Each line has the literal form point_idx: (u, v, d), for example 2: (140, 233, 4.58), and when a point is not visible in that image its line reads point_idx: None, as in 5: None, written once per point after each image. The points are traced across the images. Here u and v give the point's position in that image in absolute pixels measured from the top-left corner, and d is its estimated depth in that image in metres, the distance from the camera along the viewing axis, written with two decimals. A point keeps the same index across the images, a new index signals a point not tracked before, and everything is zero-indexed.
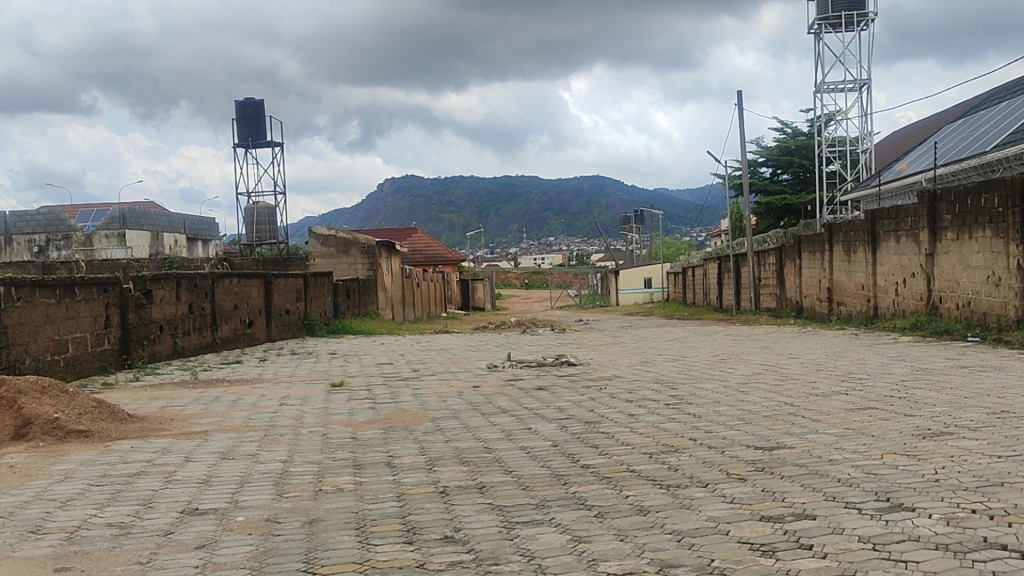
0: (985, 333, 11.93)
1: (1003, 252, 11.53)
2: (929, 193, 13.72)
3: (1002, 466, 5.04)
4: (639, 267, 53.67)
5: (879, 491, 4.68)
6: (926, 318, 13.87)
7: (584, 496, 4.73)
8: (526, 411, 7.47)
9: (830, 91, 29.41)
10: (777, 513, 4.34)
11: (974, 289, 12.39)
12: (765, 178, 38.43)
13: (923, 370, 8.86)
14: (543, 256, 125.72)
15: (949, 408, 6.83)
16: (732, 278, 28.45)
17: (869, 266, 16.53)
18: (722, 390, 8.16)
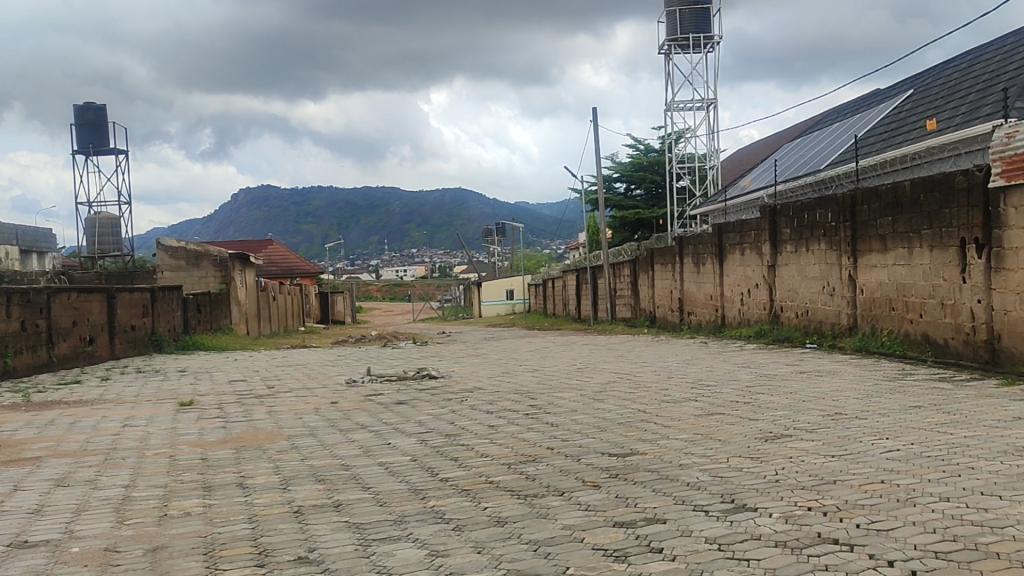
0: (821, 340, 12.74)
1: (836, 264, 12.34)
2: (769, 207, 14.45)
3: (836, 466, 5.49)
4: (500, 280, 54.20)
5: (725, 493, 4.92)
6: (769, 327, 14.65)
7: (442, 510, 4.72)
8: (385, 426, 7.38)
9: (679, 110, 30.60)
10: (629, 518, 4.47)
11: (811, 298, 13.17)
12: (619, 193, 39.70)
13: (765, 376, 9.36)
14: (406, 268, 125.18)
15: (788, 411, 7.23)
16: (590, 289, 29.21)
17: (717, 277, 17.27)
18: (580, 399, 8.34)
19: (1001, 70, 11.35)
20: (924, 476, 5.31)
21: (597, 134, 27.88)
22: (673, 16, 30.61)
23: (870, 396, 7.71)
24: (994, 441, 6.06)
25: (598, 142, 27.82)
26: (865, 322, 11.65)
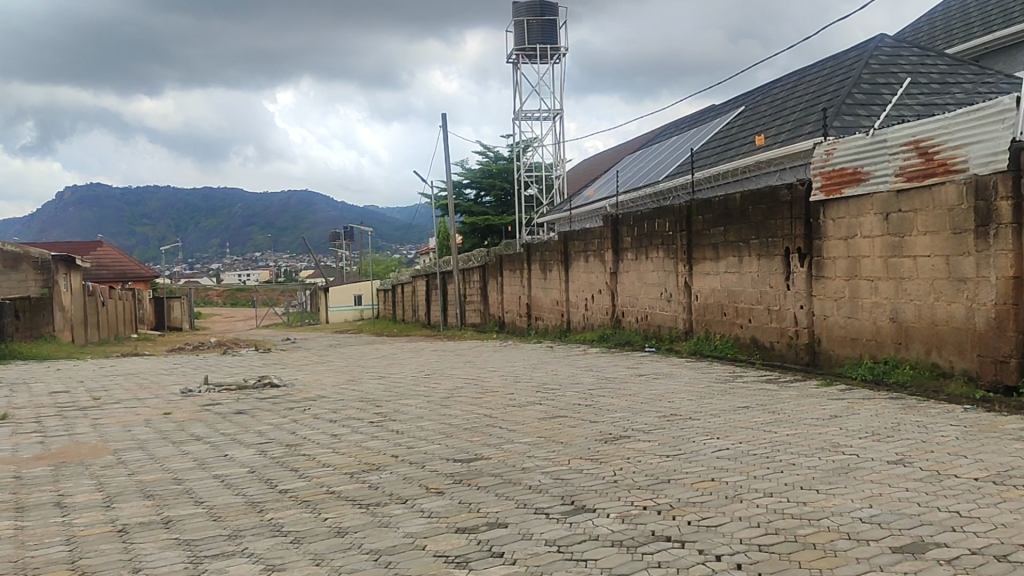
0: (660, 344, 13.28)
1: (673, 271, 12.87)
2: (612, 216, 14.92)
3: (670, 465, 5.73)
4: (348, 285, 53.42)
5: (565, 495, 5.03)
6: (611, 331, 15.12)
7: (280, 522, 4.58)
8: (222, 437, 7.09)
9: (527, 119, 31.12)
10: (471, 524, 4.48)
11: (650, 304, 13.69)
12: (468, 199, 39.99)
13: (607, 379, 9.65)
14: (251, 272, 121.21)
15: (627, 413, 7.48)
16: (439, 294, 29.24)
17: (562, 283, 17.67)
18: (426, 405, 8.31)
19: (820, 92, 12.21)
20: (751, 473, 5.62)
21: (446, 140, 27.89)
22: (520, 26, 31.13)
23: (703, 397, 8.09)
24: (813, 438, 6.49)
25: (447, 148, 27.85)
26: (699, 327, 12.23)
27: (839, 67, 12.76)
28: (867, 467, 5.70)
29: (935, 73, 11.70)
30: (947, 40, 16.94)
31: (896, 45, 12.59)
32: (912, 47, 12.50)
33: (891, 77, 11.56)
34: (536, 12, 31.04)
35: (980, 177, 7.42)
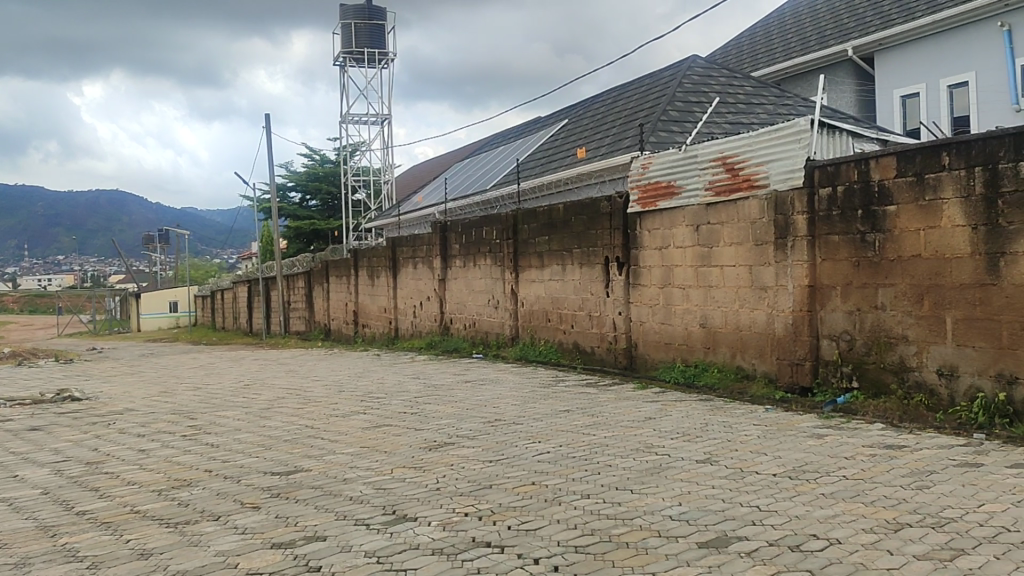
0: (487, 350, 13.43)
1: (499, 278, 13.05)
2: (440, 223, 14.95)
3: (492, 470, 5.78)
4: (164, 291, 50.72)
5: (387, 504, 4.96)
6: (439, 338, 15.14)
7: (77, 548, 4.25)
8: (11, 457, 6.50)
9: (354, 123, 30.69)
10: (288, 538, 4.34)
11: (478, 311, 13.82)
12: (293, 203, 38.97)
13: (433, 386, 9.64)
14: (56, 276, 112.75)
15: (452, 420, 7.49)
16: (263, 301, 28.27)
17: (390, 290, 17.53)
18: (243, 417, 7.99)
19: (638, 108, 12.77)
20: (570, 475, 5.76)
21: (269, 141, 27.03)
22: (347, 29, 30.70)
23: (527, 402, 8.23)
24: (629, 439, 6.74)
25: (271, 151, 26.99)
26: (525, 333, 12.47)
27: (654, 85, 13.41)
28: (678, 467, 5.98)
29: (741, 94, 12.51)
30: (754, 64, 18.18)
31: (707, 66, 13.37)
32: (722, 69, 13.31)
33: (701, 95, 12.25)
34: (364, 15, 30.64)
35: (779, 193, 7.99)
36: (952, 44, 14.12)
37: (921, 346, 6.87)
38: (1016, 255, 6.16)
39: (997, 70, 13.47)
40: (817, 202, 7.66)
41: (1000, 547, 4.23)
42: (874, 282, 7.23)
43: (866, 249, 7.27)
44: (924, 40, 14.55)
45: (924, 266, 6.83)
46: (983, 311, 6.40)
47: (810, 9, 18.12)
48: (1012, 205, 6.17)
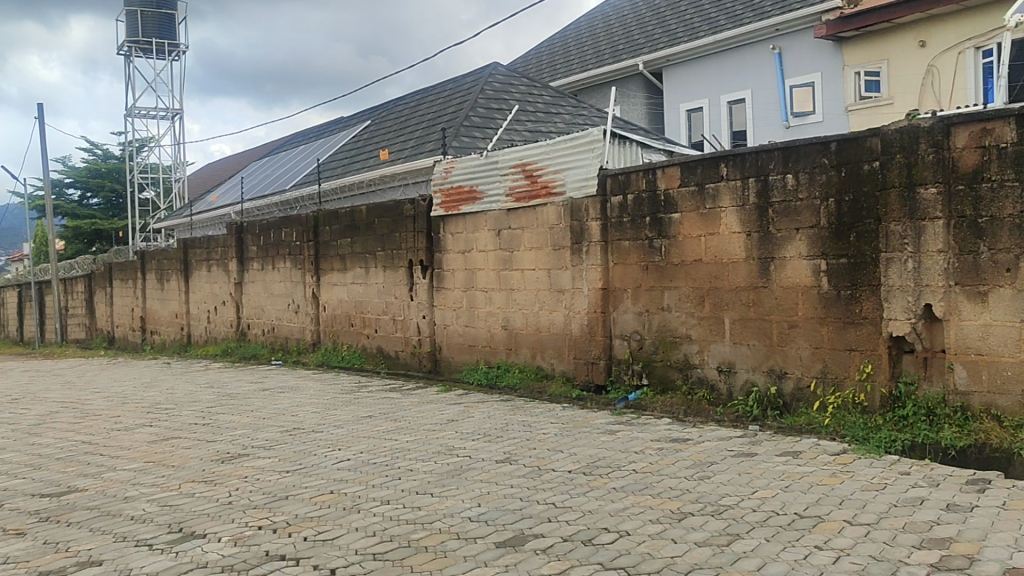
0: (287, 356, 13.02)
1: (300, 282, 12.69)
2: (236, 224, 14.34)
3: (289, 480, 5.59)
4: None
5: (173, 522, 4.67)
6: (236, 344, 14.52)
7: None
8: None
9: (141, 117, 28.87)
10: (58, 566, 3.98)
11: (277, 315, 13.37)
12: (72, 201, 36.10)
13: (228, 395, 9.21)
14: None
15: (247, 430, 7.18)
16: (35, 307, 25.94)
17: (182, 294, 16.60)
18: (8, 435, 7.26)
19: (440, 112, 12.83)
20: (369, 482, 5.67)
21: (43, 133, 24.87)
22: (133, 16, 28.83)
23: (327, 409, 8.04)
24: (430, 443, 6.73)
25: (44, 144, 24.82)
26: (327, 337, 12.21)
27: (457, 90, 13.54)
28: (478, 468, 6.04)
29: (540, 102, 12.88)
30: (552, 73, 18.77)
31: (508, 74, 13.65)
32: (522, 77, 13.63)
33: (502, 102, 12.50)
34: (151, 3, 28.86)
35: (574, 200, 8.28)
36: (731, 63, 15.22)
37: (703, 345, 7.35)
38: (783, 260, 6.72)
39: (769, 89, 14.67)
40: (610, 209, 8.01)
41: (769, 530, 4.58)
42: (661, 285, 7.65)
43: (654, 254, 7.68)
44: (706, 58, 15.59)
45: (703, 270, 7.31)
46: (755, 311, 6.94)
47: (604, 23, 18.95)
48: (779, 214, 6.72)
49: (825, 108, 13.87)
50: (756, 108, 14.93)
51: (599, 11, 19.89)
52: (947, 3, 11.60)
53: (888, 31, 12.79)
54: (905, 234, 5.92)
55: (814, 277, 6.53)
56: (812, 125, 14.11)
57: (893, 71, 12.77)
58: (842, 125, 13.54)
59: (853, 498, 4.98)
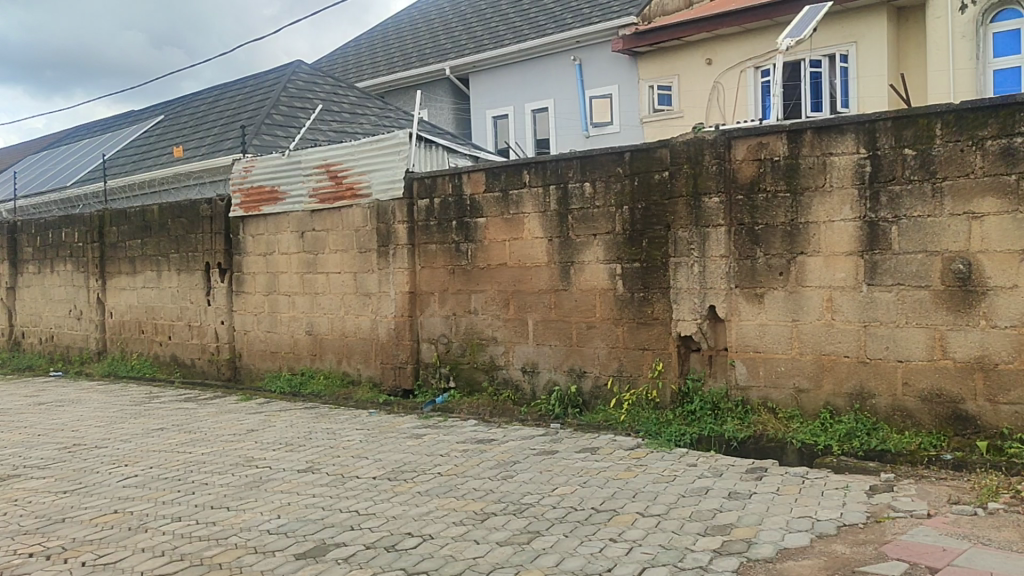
0: (68, 367, 12.04)
1: (83, 286, 11.77)
2: (7, 223, 13.10)
3: (67, 502, 5.16)
4: None
5: None
6: (8, 355, 13.26)
7: None
8: None
9: None
10: None
11: (56, 323, 12.34)
12: None
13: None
14: None
15: (20, 449, 6.57)
16: None
17: None
18: None
19: (240, 109, 12.32)
20: (158, 499, 5.34)
21: None
22: None
23: (113, 422, 7.50)
24: (227, 454, 6.43)
25: None
26: (113, 346, 11.41)
27: (258, 87, 13.06)
28: (278, 479, 5.83)
29: (346, 103, 12.67)
30: (359, 74, 18.52)
31: (312, 73, 13.31)
32: (327, 77, 13.34)
33: (306, 101, 12.17)
34: None
35: (380, 202, 8.19)
36: (534, 72, 15.63)
37: (508, 347, 7.48)
38: (582, 264, 6.96)
39: (570, 99, 15.20)
40: (416, 213, 7.99)
41: (568, 525, 4.71)
42: (466, 288, 7.72)
43: (460, 257, 7.74)
44: (511, 66, 15.92)
45: (507, 273, 7.44)
46: (556, 313, 7.14)
47: (411, 27, 18.92)
48: (578, 219, 6.96)
49: (622, 120, 14.56)
50: (558, 117, 15.43)
51: (406, 14, 19.85)
52: (730, 25, 12.49)
53: (676, 49, 13.59)
54: (692, 240, 6.27)
55: (610, 280, 6.81)
56: (610, 135, 14.74)
57: (682, 86, 13.60)
58: (638, 136, 14.26)
59: (646, 491, 5.22)
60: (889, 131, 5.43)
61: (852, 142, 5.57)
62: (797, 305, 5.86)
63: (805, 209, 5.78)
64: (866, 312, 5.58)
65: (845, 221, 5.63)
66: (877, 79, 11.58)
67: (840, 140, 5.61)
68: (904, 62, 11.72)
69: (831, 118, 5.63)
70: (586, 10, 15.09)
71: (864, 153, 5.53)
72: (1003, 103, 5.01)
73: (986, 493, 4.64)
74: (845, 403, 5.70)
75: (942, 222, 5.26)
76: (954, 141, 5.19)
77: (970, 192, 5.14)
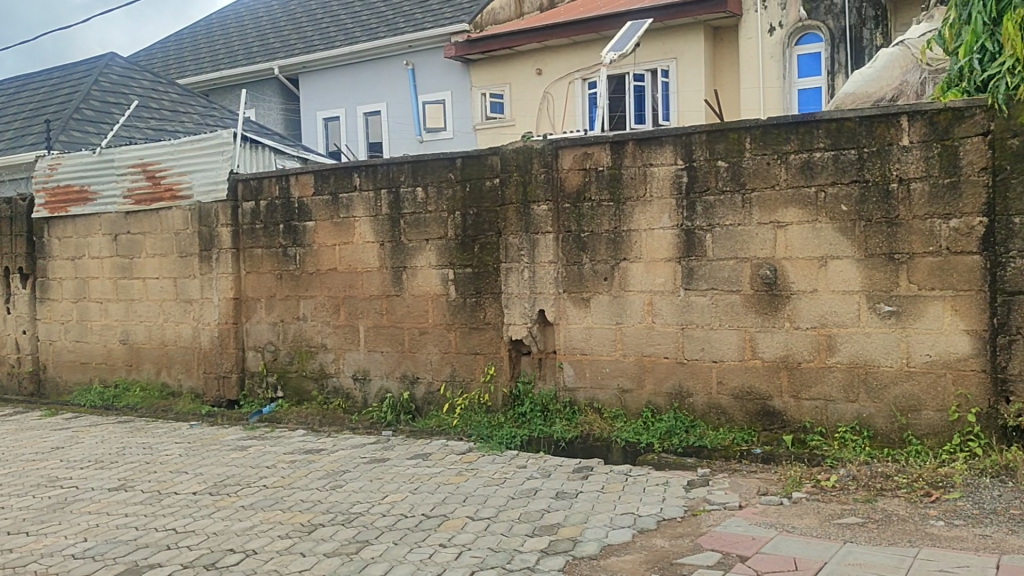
0: None
1: None
2: None
3: None
4: None
5: None
6: None
7: None
8: None
9: None
10: None
11: None
12: None
13: None
14: None
15: None
16: None
17: None
18: None
19: (45, 102, 11.45)
20: None
21: None
22: None
23: None
24: (28, 475, 5.94)
25: None
26: None
27: (67, 79, 12.19)
28: (86, 499, 5.44)
29: (165, 99, 12.03)
30: (181, 70, 17.68)
31: (127, 67, 12.56)
32: (145, 72, 12.63)
33: (121, 97, 11.47)
34: None
35: (203, 205, 7.84)
36: (367, 75, 15.45)
37: (338, 354, 7.33)
38: (414, 269, 6.93)
39: (404, 104, 15.13)
40: (241, 216, 7.70)
41: (398, 533, 4.65)
42: (295, 294, 7.50)
43: (288, 262, 7.51)
44: (343, 68, 15.66)
45: (338, 279, 7.29)
46: (388, 319, 7.07)
47: (238, 23, 18.25)
48: (409, 225, 6.92)
49: (456, 126, 14.64)
50: (392, 121, 15.31)
51: (232, 9, 19.15)
52: (560, 37, 12.83)
53: (509, 58, 13.81)
54: (522, 246, 6.37)
55: (442, 286, 6.81)
56: (443, 141, 14.78)
57: (514, 95, 13.84)
58: (471, 142, 14.38)
59: (476, 494, 5.24)
60: (703, 144, 5.72)
61: (671, 154, 5.83)
62: (621, 308, 6.07)
63: (628, 217, 6.00)
64: (683, 315, 5.85)
65: (665, 229, 5.88)
66: (695, 94, 12.24)
67: (659, 151, 5.86)
68: (719, 79, 12.44)
69: (651, 130, 5.88)
70: (420, 15, 15.08)
71: (681, 164, 5.80)
72: (803, 120, 5.39)
73: (791, 483, 4.97)
74: (665, 402, 5.96)
75: (751, 230, 5.60)
76: (761, 155, 5.53)
77: (775, 202, 5.50)
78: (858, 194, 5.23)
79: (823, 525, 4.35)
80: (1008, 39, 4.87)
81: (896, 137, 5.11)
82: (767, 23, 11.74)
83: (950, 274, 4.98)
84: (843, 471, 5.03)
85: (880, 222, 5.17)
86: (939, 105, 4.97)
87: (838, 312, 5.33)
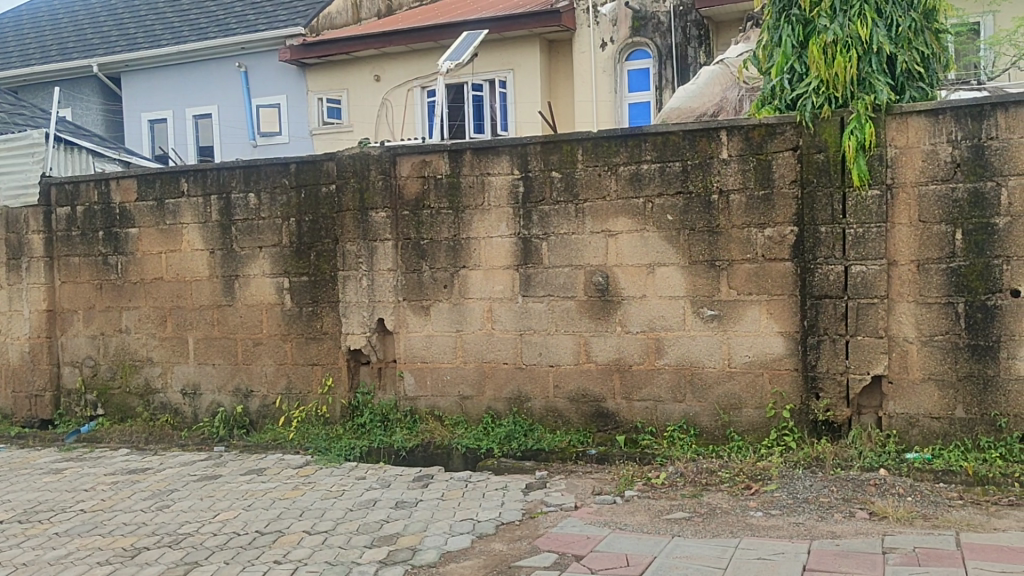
0: None
1: None
2: None
3: None
4: None
5: None
6: None
7: None
8: None
9: None
10: None
11: None
12: None
13: None
14: None
15: None
16: None
17: None
18: None
19: None
20: None
21: None
22: None
23: None
24: None
25: None
26: None
27: None
28: None
29: None
30: None
31: None
32: None
33: None
34: None
35: (10, 209, 7.28)
36: (197, 75, 14.82)
37: (165, 367, 6.97)
38: (247, 278, 6.69)
39: (236, 107, 14.63)
40: (56, 222, 7.20)
41: (229, 552, 4.47)
42: (117, 305, 7.08)
43: (108, 271, 7.08)
44: (170, 68, 14.97)
45: (164, 288, 6.94)
46: (219, 330, 6.80)
47: (52, 15, 17.07)
48: (242, 232, 6.69)
49: (291, 131, 14.28)
50: (223, 125, 14.79)
51: None
52: (398, 45, 12.78)
53: (346, 63, 13.62)
54: (359, 254, 6.28)
55: (277, 294, 6.62)
56: (277, 146, 14.36)
57: (352, 101, 13.65)
58: (307, 147, 14.06)
59: (313, 508, 5.11)
60: (539, 155, 5.85)
61: (507, 164, 5.92)
62: (460, 316, 6.10)
63: (466, 225, 6.05)
64: (521, 321, 5.95)
65: (502, 237, 5.97)
66: (532, 105, 12.49)
67: (495, 161, 5.94)
68: (555, 91, 12.76)
69: (488, 140, 5.95)
70: (254, 15, 14.64)
71: (518, 173, 5.90)
72: (632, 133, 5.60)
73: (623, 481, 5.15)
74: (504, 407, 6.04)
75: (583, 238, 5.77)
76: (593, 166, 5.72)
77: (606, 212, 5.69)
78: (682, 205, 5.49)
79: (653, 522, 4.53)
80: (812, 61, 5.25)
81: (716, 151, 5.41)
82: (598, 38, 12.17)
83: (764, 280, 5.32)
84: (672, 468, 5.26)
85: (703, 231, 5.46)
86: (754, 121, 5.30)
87: (666, 317, 5.58)
